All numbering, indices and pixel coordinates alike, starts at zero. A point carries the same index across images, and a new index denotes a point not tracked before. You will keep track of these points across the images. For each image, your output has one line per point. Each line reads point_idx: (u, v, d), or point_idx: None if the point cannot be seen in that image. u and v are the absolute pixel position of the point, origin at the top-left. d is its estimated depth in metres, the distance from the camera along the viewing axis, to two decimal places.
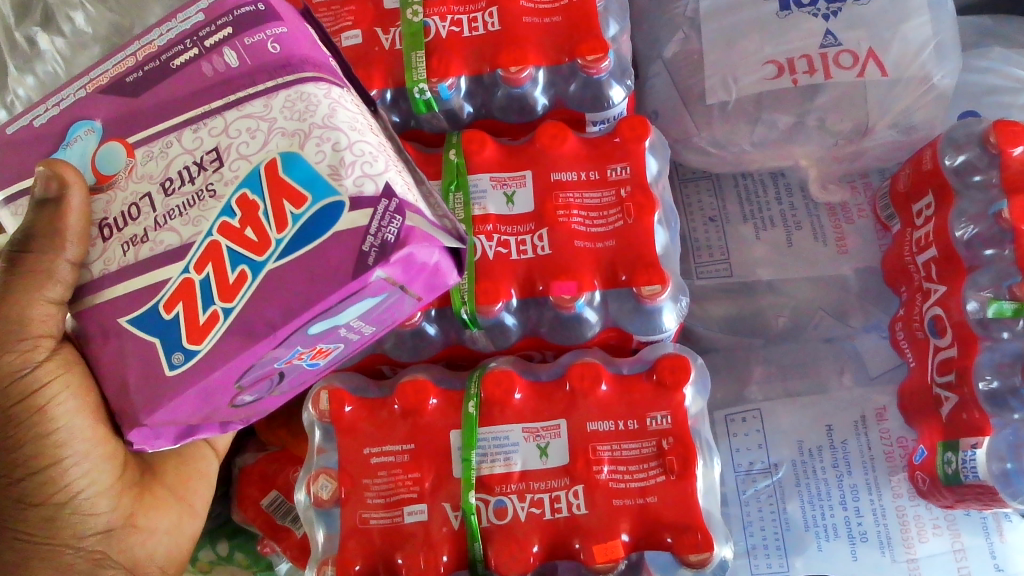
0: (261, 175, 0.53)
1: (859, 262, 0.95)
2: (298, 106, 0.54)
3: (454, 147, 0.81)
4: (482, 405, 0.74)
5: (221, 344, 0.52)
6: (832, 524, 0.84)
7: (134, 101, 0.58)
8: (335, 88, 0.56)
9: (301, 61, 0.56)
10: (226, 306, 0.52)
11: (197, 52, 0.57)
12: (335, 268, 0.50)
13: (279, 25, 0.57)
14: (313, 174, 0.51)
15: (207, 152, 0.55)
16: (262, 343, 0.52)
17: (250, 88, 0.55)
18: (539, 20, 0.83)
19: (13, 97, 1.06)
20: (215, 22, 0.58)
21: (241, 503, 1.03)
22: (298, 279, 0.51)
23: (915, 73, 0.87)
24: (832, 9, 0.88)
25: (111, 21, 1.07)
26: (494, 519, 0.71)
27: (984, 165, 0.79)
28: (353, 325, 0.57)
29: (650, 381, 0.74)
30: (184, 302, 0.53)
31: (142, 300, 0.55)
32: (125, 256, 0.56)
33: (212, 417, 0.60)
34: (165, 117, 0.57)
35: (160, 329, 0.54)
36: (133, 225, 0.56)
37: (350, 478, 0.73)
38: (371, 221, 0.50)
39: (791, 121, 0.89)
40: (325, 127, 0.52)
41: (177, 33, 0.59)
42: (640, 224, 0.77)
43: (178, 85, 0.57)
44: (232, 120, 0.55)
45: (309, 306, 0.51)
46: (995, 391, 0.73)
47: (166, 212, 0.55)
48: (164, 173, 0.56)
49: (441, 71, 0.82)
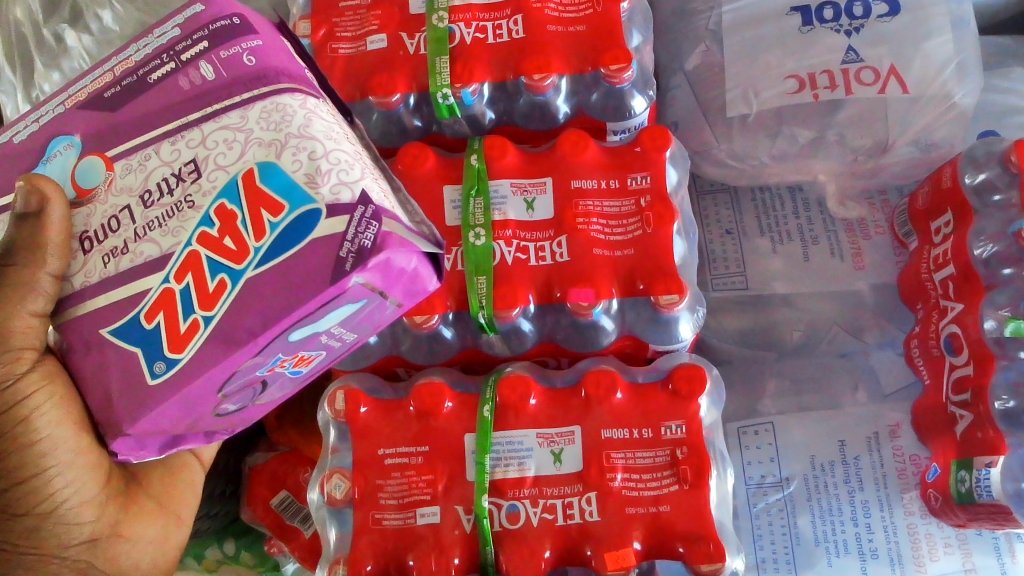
0: (240, 185, 0.53)
1: (876, 278, 0.95)
2: (274, 117, 0.54)
3: (475, 153, 0.82)
4: (497, 409, 0.74)
5: (202, 353, 0.52)
6: (843, 539, 0.84)
7: (112, 115, 0.59)
8: (310, 98, 0.57)
9: (276, 73, 0.57)
10: (207, 312, 0.52)
11: (174, 66, 0.58)
12: (313, 273, 0.51)
13: (253, 39, 0.58)
14: (290, 183, 0.52)
15: (185, 164, 0.56)
16: (242, 349, 0.52)
17: (226, 100, 0.56)
18: (564, 29, 0.84)
19: (39, 92, 1.08)
20: (191, 37, 0.59)
21: (250, 503, 1.03)
22: (278, 286, 0.51)
23: (936, 91, 0.87)
24: (854, 25, 0.89)
25: (138, 19, 1.09)
26: (507, 523, 0.71)
27: (1004, 184, 0.78)
28: (334, 331, 0.57)
29: (666, 390, 0.74)
30: (165, 311, 0.54)
31: (123, 311, 0.55)
32: (105, 268, 0.57)
33: (200, 421, 0.60)
34: (143, 130, 0.58)
35: (142, 339, 0.54)
36: (113, 237, 0.57)
37: (364, 477, 0.74)
38: (348, 227, 0.51)
39: (811, 135, 0.90)
40: (300, 136, 0.53)
41: (154, 48, 0.60)
42: (659, 234, 0.77)
43: (157, 98, 0.58)
44: (209, 131, 0.56)
45: (289, 312, 0.51)
46: (1011, 410, 0.72)
47: (146, 223, 0.56)
48: (143, 185, 0.57)
49: (466, 76, 0.82)
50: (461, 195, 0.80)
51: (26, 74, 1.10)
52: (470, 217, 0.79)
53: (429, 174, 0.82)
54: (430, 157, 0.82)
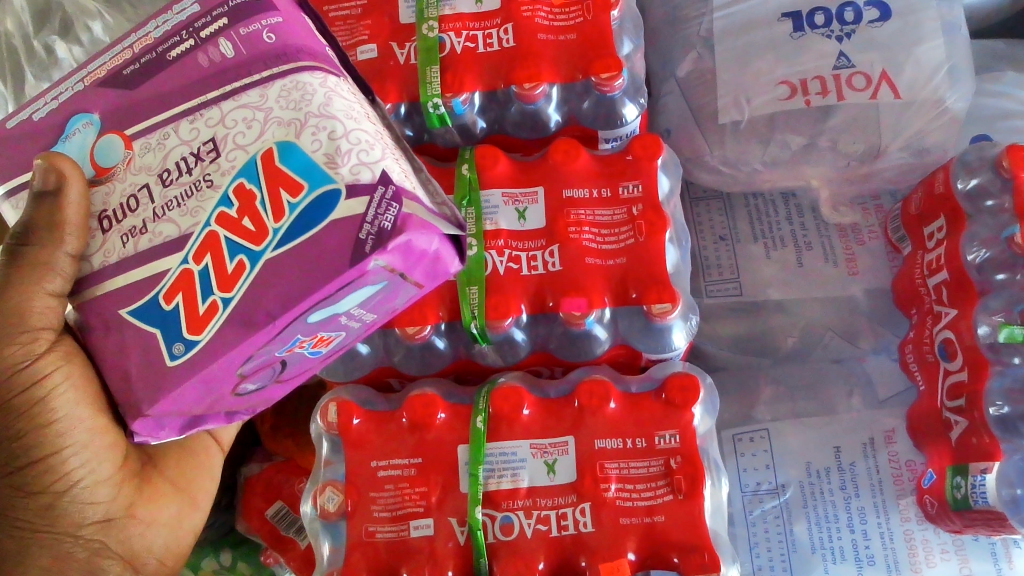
0: (259, 164, 0.52)
1: (870, 284, 0.95)
2: (294, 96, 0.53)
3: (467, 162, 0.81)
4: (490, 420, 0.74)
5: (220, 335, 0.51)
6: (840, 547, 0.84)
7: (130, 94, 0.58)
8: (332, 78, 0.55)
9: (298, 51, 0.56)
10: (227, 295, 0.51)
11: (193, 43, 0.58)
12: (332, 253, 0.49)
13: (274, 16, 0.57)
14: (309, 162, 0.51)
15: (204, 143, 0.55)
16: (262, 332, 0.51)
17: (247, 79, 0.55)
18: (554, 37, 0.84)
19: (29, 104, 1.08)
20: (210, 13, 0.58)
21: (245, 513, 1.03)
22: (296, 267, 0.50)
23: (928, 96, 0.87)
24: (846, 31, 0.89)
25: (130, 30, 1.08)
26: (501, 534, 0.71)
27: (997, 189, 0.79)
28: (353, 311, 0.56)
29: (659, 400, 0.74)
30: (184, 293, 0.53)
31: (143, 290, 0.54)
32: (124, 248, 0.56)
33: (217, 403, 0.58)
34: (163, 108, 0.57)
35: (160, 320, 0.54)
36: (132, 216, 0.56)
37: (356, 490, 0.73)
38: (367, 209, 0.49)
39: (804, 141, 0.89)
40: (321, 115, 0.52)
41: (173, 25, 0.59)
42: (652, 243, 0.77)
43: (176, 75, 0.57)
44: (229, 111, 0.55)
45: (308, 293, 0.50)
46: (1005, 416, 0.72)
47: (165, 202, 0.55)
48: (162, 164, 0.56)
49: (456, 85, 0.82)
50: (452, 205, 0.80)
51: (17, 88, 1.09)
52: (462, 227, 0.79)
53: None
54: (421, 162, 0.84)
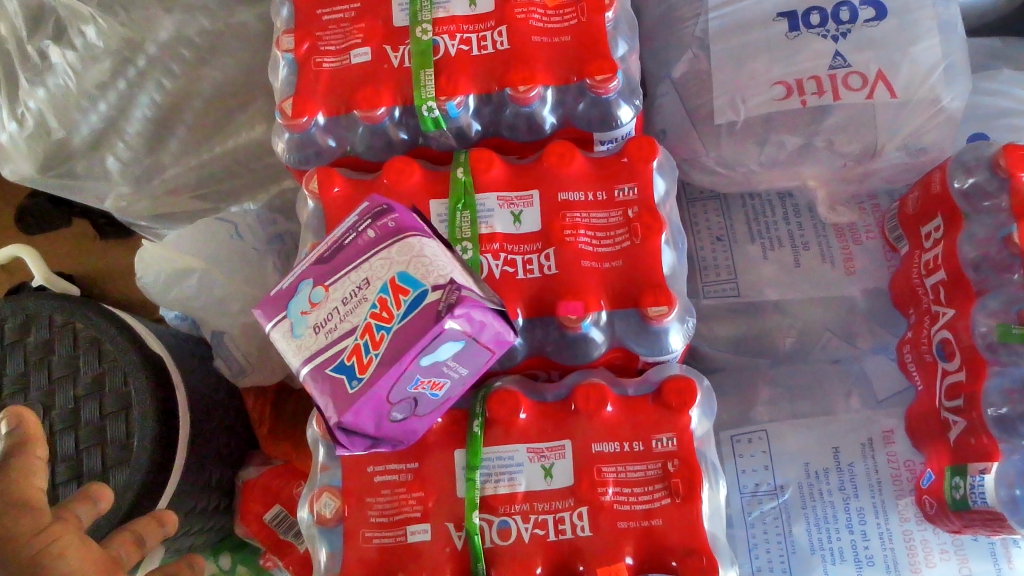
0: (382, 282, 0.62)
1: (867, 283, 0.95)
2: (407, 252, 0.63)
3: (462, 165, 0.81)
4: (487, 424, 0.74)
5: (379, 378, 0.59)
6: (839, 547, 0.84)
7: (325, 265, 0.66)
8: (424, 238, 0.64)
9: (398, 228, 0.64)
10: (378, 352, 0.60)
11: (354, 234, 0.66)
12: (422, 323, 0.60)
13: (373, 215, 0.66)
14: (410, 274, 0.62)
15: (361, 280, 0.63)
16: (392, 370, 0.59)
17: (365, 249, 0.64)
18: (549, 39, 0.83)
19: (24, 109, 1.12)
20: (358, 224, 0.66)
21: (245, 516, 1.05)
22: (410, 336, 0.59)
23: (924, 95, 0.87)
24: (841, 30, 0.88)
25: (122, 34, 1.08)
26: (499, 539, 0.70)
27: (994, 190, 0.78)
28: (450, 364, 0.64)
29: (656, 403, 0.74)
30: (356, 352, 0.61)
31: (326, 353, 0.62)
32: (313, 337, 0.63)
33: (359, 442, 0.65)
34: (337, 264, 0.65)
35: (344, 368, 0.61)
36: (319, 314, 0.63)
37: (353, 495, 0.73)
38: (443, 295, 0.60)
39: (800, 142, 0.89)
40: (412, 255, 0.62)
41: (340, 231, 0.67)
42: (648, 245, 0.77)
43: (347, 253, 0.65)
44: (370, 261, 0.63)
45: (404, 353, 0.59)
46: (1004, 416, 0.71)
47: (348, 305, 0.63)
48: (339, 296, 0.63)
49: (450, 89, 0.82)
50: (447, 209, 0.80)
51: (10, 90, 1.12)
52: (457, 231, 0.79)
53: (415, 188, 0.81)
54: (415, 169, 0.81)
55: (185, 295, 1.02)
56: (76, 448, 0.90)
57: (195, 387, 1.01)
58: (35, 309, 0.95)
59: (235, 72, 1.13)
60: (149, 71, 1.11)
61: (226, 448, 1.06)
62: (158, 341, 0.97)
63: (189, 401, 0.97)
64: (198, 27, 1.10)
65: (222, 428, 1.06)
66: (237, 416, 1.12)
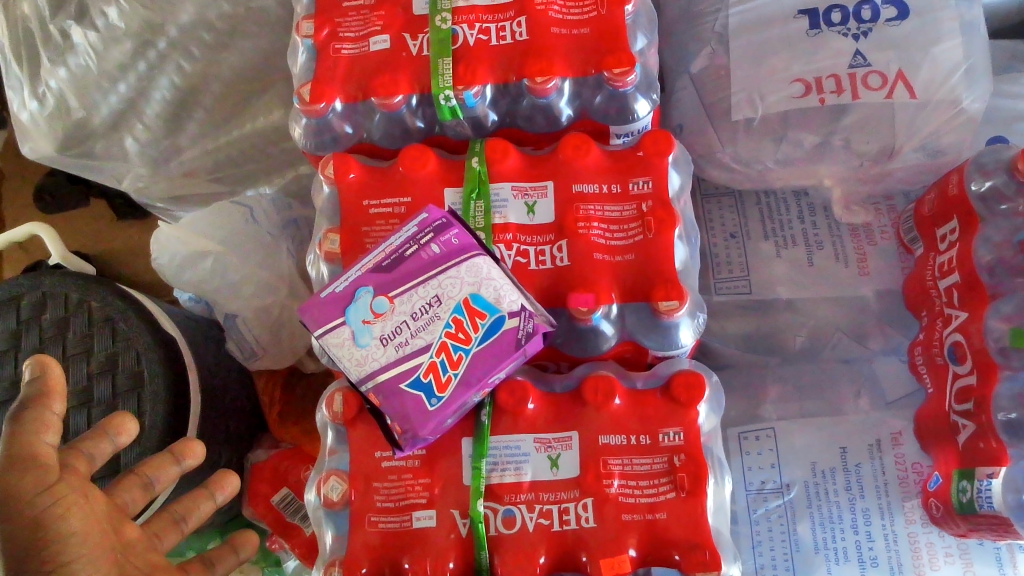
0: (455, 302, 0.70)
1: (880, 284, 0.94)
2: (472, 276, 0.70)
3: (477, 155, 0.81)
4: (495, 413, 0.74)
5: (455, 394, 0.69)
6: (843, 547, 0.84)
7: (387, 275, 0.71)
8: (484, 262, 0.71)
9: (459, 250, 0.71)
10: (456, 371, 0.69)
11: (416, 247, 0.71)
12: (504, 347, 0.69)
13: (432, 231, 0.72)
14: (487, 302, 0.70)
15: (432, 298, 0.70)
16: (475, 388, 0.69)
17: (433, 270, 0.71)
18: (567, 31, 0.83)
19: (45, 87, 1.13)
20: (418, 238, 0.72)
21: (251, 499, 1.04)
22: (489, 359, 0.69)
23: (944, 96, 0.86)
24: (863, 29, 0.88)
25: (144, 16, 1.08)
26: (503, 527, 0.71)
27: (1012, 193, 0.77)
28: (499, 374, 0.70)
29: (664, 397, 0.74)
30: (434, 370, 0.69)
31: (404, 372, 0.68)
32: (388, 350, 0.69)
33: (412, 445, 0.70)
34: (406, 279, 0.71)
35: (424, 385, 0.68)
36: (388, 328, 0.69)
37: (361, 479, 0.74)
38: (519, 323, 0.69)
39: (817, 140, 0.89)
40: (481, 283, 0.70)
41: (399, 241, 0.72)
42: (661, 239, 0.77)
43: (410, 267, 0.71)
44: (439, 282, 0.70)
45: (487, 374, 0.69)
46: (1014, 421, 0.71)
47: (421, 322, 0.70)
48: (406, 311, 0.70)
49: (468, 78, 0.82)
50: (461, 198, 0.80)
51: (32, 70, 1.13)
52: (471, 220, 0.79)
53: (430, 176, 0.81)
54: (431, 158, 0.81)
55: (200, 276, 1.03)
56: (87, 426, 0.90)
57: (207, 368, 1.02)
58: (51, 288, 0.96)
59: (254, 58, 1.13)
60: (169, 53, 1.11)
61: (235, 430, 1.07)
62: (172, 323, 0.98)
63: (200, 381, 0.99)
64: (219, 11, 1.09)
65: (232, 410, 1.07)
66: (248, 398, 1.13)
